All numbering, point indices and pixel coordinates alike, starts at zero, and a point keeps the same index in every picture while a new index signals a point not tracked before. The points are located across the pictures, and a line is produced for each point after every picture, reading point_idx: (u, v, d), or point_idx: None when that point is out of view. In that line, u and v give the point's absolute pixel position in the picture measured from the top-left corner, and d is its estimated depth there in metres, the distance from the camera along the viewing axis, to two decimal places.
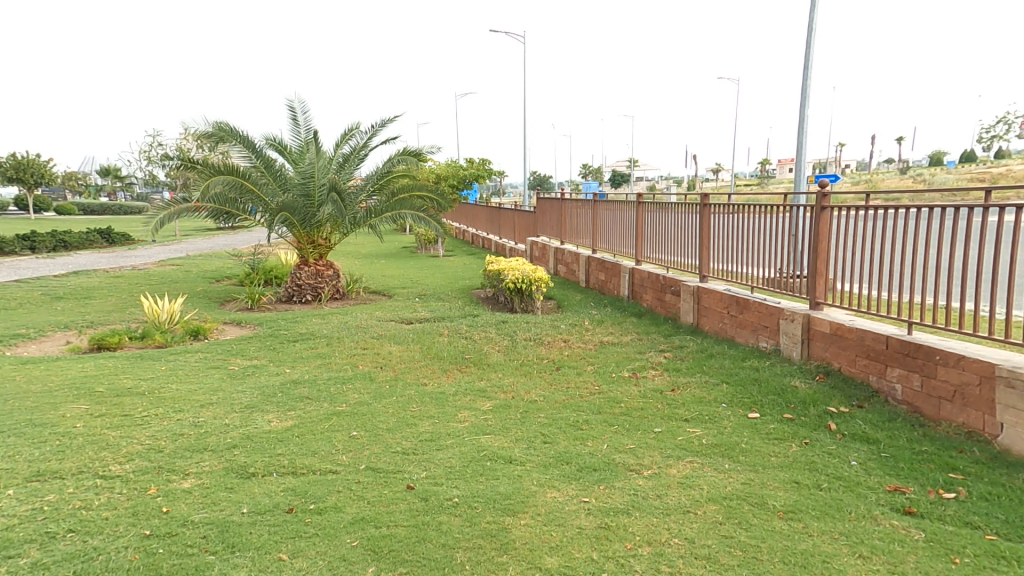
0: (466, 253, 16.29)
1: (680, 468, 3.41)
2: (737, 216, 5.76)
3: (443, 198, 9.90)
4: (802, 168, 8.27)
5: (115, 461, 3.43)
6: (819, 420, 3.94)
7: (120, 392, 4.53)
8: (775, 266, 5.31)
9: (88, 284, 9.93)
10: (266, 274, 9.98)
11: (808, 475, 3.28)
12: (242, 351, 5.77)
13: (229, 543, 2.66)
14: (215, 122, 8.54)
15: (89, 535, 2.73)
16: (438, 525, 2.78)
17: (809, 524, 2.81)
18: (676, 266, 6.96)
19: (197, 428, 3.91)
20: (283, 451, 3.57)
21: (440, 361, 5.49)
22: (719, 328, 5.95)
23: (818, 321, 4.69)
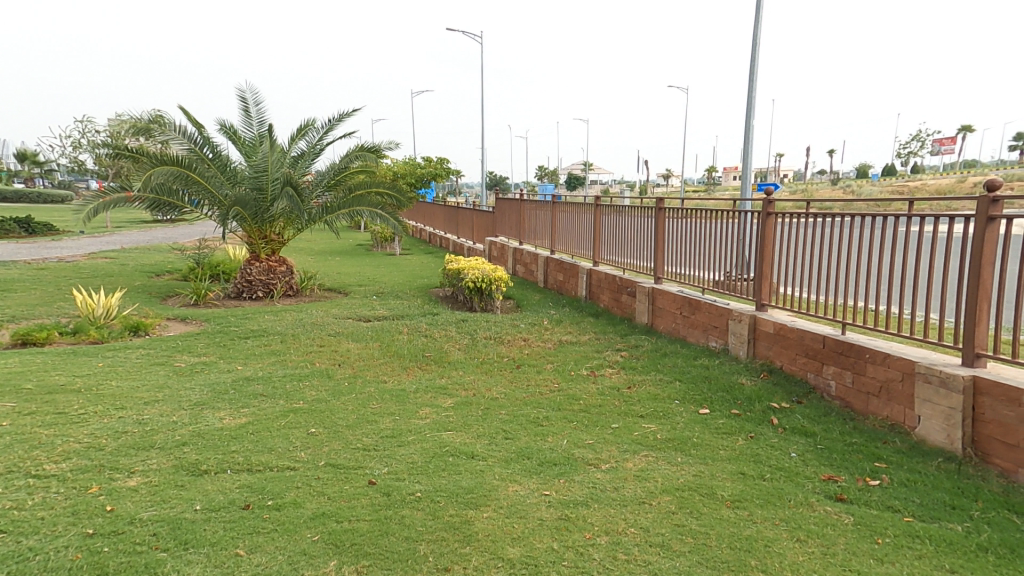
0: (425, 252, 16.13)
1: (635, 462, 3.52)
2: (689, 221, 6.01)
3: (403, 197, 9.78)
4: (747, 177, 8.75)
5: (49, 460, 3.17)
6: (763, 416, 4.19)
7: (53, 389, 4.18)
8: (725, 270, 5.58)
9: (10, 276, 9.09)
10: (213, 269, 9.43)
11: (753, 466, 3.48)
12: (189, 348, 5.47)
13: (182, 540, 2.52)
14: (155, 112, 8.03)
15: (24, 535, 2.52)
16: (400, 519, 2.75)
17: (753, 512, 2.98)
18: (632, 268, 7.18)
19: (141, 426, 3.67)
20: (238, 448, 3.42)
21: (400, 359, 5.42)
22: (673, 328, 6.19)
23: (762, 321, 4.98)
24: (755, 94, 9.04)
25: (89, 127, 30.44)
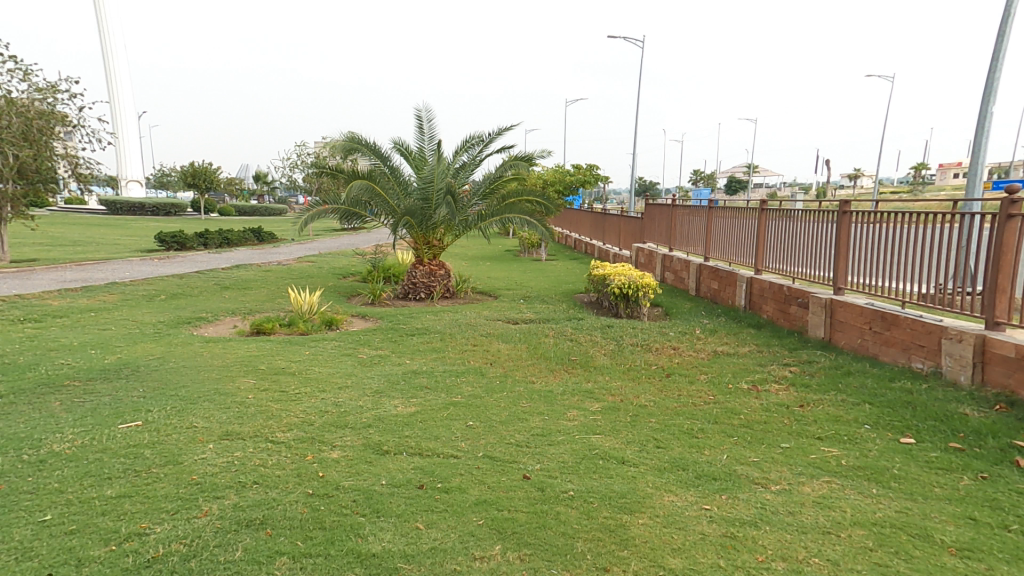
0: (568, 258, 16.34)
1: (815, 487, 3.16)
2: (885, 225, 5.22)
3: (553, 202, 10.11)
4: (977, 172, 7.26)
5: (279, 430, 3.81)
6: (1001, 454, 3.42)
7: (277, 369, 5.14)
8: (935, 282, 4.71)
9: (245, 276, 11.37)
10: (386, 272, 10.79)
11: (987, 512, 2.87)
12: (369, 342, 6.30)
13: (375, 508, 2.86)
14: (348, 134, 9.43)
15: (270, 487, 3.04)
16: (555, 515, 2.83)
17: (991, 567, 2.45)
18: (805, 276, 6.45)
19: (338, 407, 4.29)
20: (409, 434, 3.83)
21: (547, 361, 5.58)
22: (858, 345, 5.40)
23: (997, 342, 4.08)
24: (995, 72, 7.47)
25: (304, 151, 36.84)
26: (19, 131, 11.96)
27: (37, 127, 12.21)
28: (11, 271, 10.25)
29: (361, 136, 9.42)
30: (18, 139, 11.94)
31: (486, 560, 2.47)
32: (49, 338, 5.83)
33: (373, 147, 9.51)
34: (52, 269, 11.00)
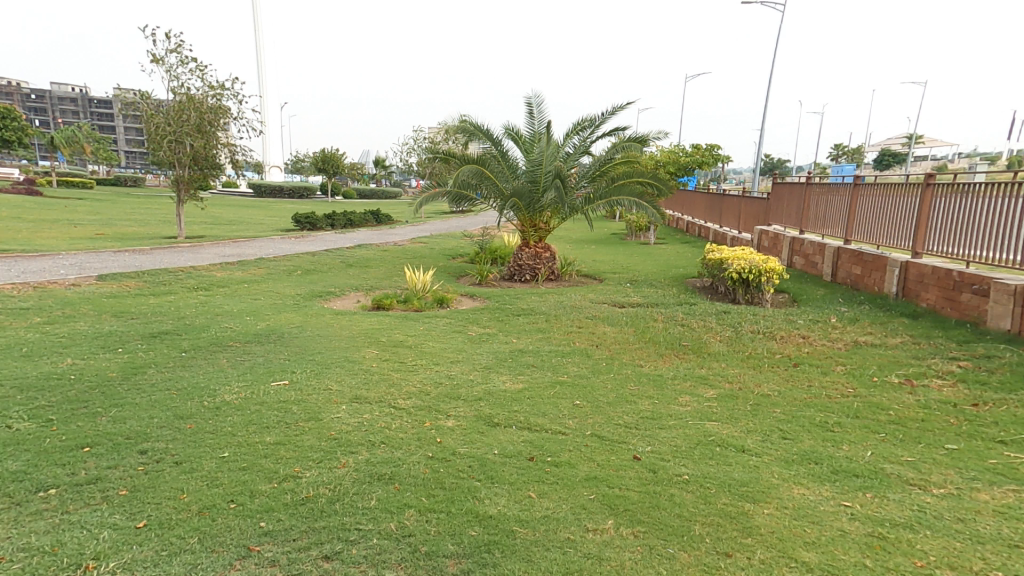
0: (680, 242, 15.68)
1: (993, 495, 2.78)
2: None
3: (663, 184, 9.79)
4: None
5: (400, 398, 3.87)
6: None
7: (396, 340, 5.55)
8: None
9: (366, 255, 12.41)
10: (492, 254, 11.20)
11: None
12: (477, 321, 6.59)
13: (488, 475, 2.83)
14: (462, 118, 9.78)
15: (395, 447, 3.04)
16: (669, 496, 2.74)
17: None
18: (986, 259, 5.56)
19: (450, 379, 4.43)
20: (518, 409, 3.85)
21: (656, 346, 5.45)
22: None
23: None
24: None
25: (421, 136, 38.99)
26: (195, 124, 13.95)
27: (209, 119, 14.14)
28: (184, 245, 12.06)
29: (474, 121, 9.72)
30: (194, 131, 13.96)
31: (599, 533, 2.40)
32: (216, 303, 6.75)
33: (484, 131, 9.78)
34: (217, 245, 12.82)
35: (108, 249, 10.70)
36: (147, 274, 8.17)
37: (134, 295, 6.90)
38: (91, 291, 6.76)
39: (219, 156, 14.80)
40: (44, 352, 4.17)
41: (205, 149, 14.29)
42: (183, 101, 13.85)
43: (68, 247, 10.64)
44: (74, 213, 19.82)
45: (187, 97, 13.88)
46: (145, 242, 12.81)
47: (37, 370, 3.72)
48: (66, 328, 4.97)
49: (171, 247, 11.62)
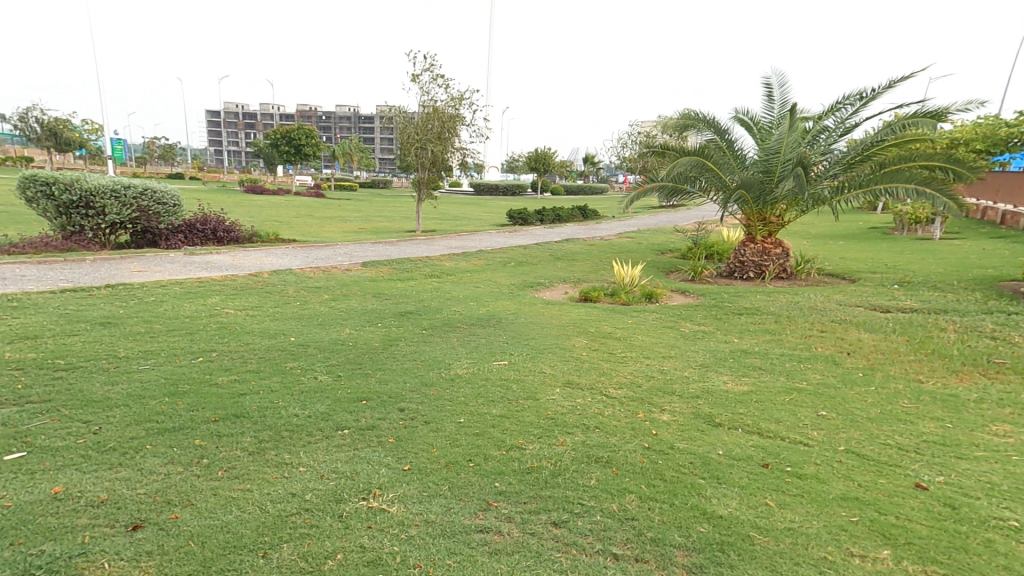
0: (982, 238, 12.72)
1: None
2: None
3: (962, 171, 7.93)
4: None
5: (611, 387, 4.00)
6: None
7: (604, 332, 5.69)
8: None
9: (572, 248, 13.09)
10: (708, 250, 10.81)
11: None
12: (690, 317, 6.42)
13: (714, 475, 2.76)
14: (685, 111, 9.56)
15: (610, 434, 3.18)
16: (987, 541, 2.31)
17: None
18: None
19: (662, 374, 4.39)
20: (744, 411, 3.64)
21: (943, 362, 4.65)
22: None
23: None
24: None
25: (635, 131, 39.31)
26: (437, 132, 16.29)
27: (447, 127, 16.30)
28: (421, 237, 14.27)
29: (698, 112, 9.42)
30: (435, 138, 16.28)
31: (870, 562, 2.16)
32: (446, 290, 7.79)
33: (710, 121, 9.40)
34: (449, 237, 14.94)
35: (368, 240, 13.35)
36: (395, 262, 9.86)
37: (388, 279, 8.38)
38: (358, 275, 8.43)
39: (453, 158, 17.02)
40: (335, 322, 5.37)
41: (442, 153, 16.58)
42: (430, 112, 16.17)
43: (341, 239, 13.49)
44: (344, 210, 25.11)
45: (432, 108, 16.16)
46: (392, 235, 15.52)
47: (329, 336, 4.82)
48: (346, 304, 6.30)
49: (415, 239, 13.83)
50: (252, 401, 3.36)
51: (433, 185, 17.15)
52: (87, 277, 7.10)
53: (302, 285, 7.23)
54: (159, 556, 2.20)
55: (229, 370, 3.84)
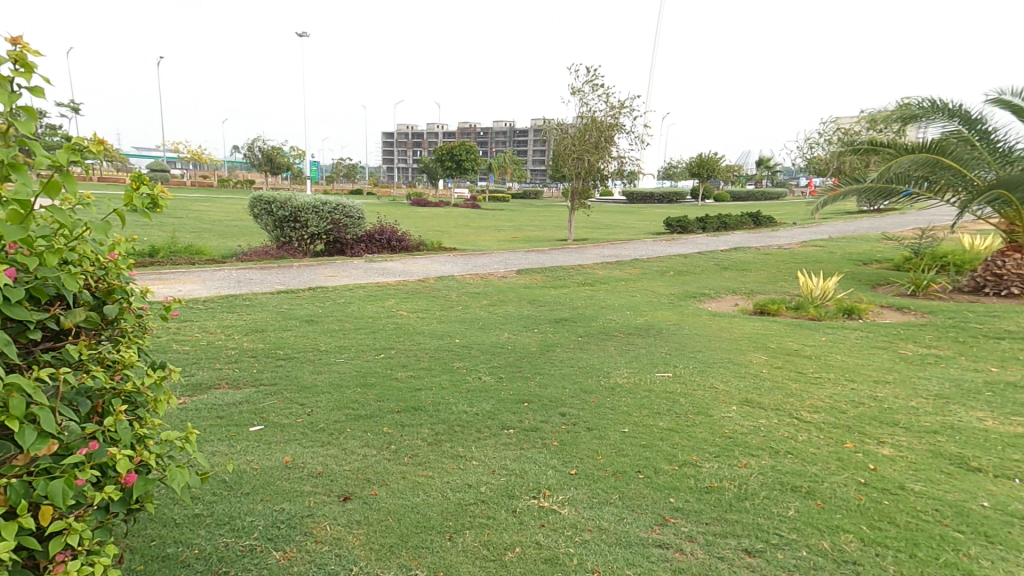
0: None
1: None
2: None
3: None
4: None
5: (805, 410, 3.81)
6: None
7: (789, 350, 5.39)
8: None
9: (747, 258, 12.66)
10: (942, 259, 10.41)
11: None
12: (912, 338, 5.98)
13: (980, 531, 2.46)
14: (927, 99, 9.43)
15: (807, 462, 3.05)
16: None
17: None
18: None
19: (876, 402, 4.03)
20: (1020, 458, 3.18)
21: None
22: None
23: None
24: None
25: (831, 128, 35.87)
26: (595, 142, 16.70)
27: (605, 136, 16.70)
28: (570, 246, 14.65)
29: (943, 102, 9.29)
30: (593, 148, 16.74)
31: None
32: (599, 299, 7.82)
33: (955, 111, 9.21)
34: (600, 245, 15.16)
35: (520, 248, 14.29)
36: (546, 271, 10.23)
37: (541, 286, 8.75)
38: (513, 283, 8.83)
39: (610, 167, 17.25)
40: (494, 326, 5.75)
41: (598, 163, 16.93)
42: (589, 123, 16.75)
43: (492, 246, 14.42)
44: (497, 220, 27.12)
45: (591, 119, 16.73)
46: (539, 243, 16.10)
47: (490, 338, 5.20)
48: (503, 310, 6.70)
49: (564, 248, 14.20)
50: (426, 396, 3.83)
51: (587, 195, 17.56)
52: (294, 280, 8.59)
53: (462, 290, 7.86)
54: (367, 526, 2.71)
55: (404, 366, 4.37)
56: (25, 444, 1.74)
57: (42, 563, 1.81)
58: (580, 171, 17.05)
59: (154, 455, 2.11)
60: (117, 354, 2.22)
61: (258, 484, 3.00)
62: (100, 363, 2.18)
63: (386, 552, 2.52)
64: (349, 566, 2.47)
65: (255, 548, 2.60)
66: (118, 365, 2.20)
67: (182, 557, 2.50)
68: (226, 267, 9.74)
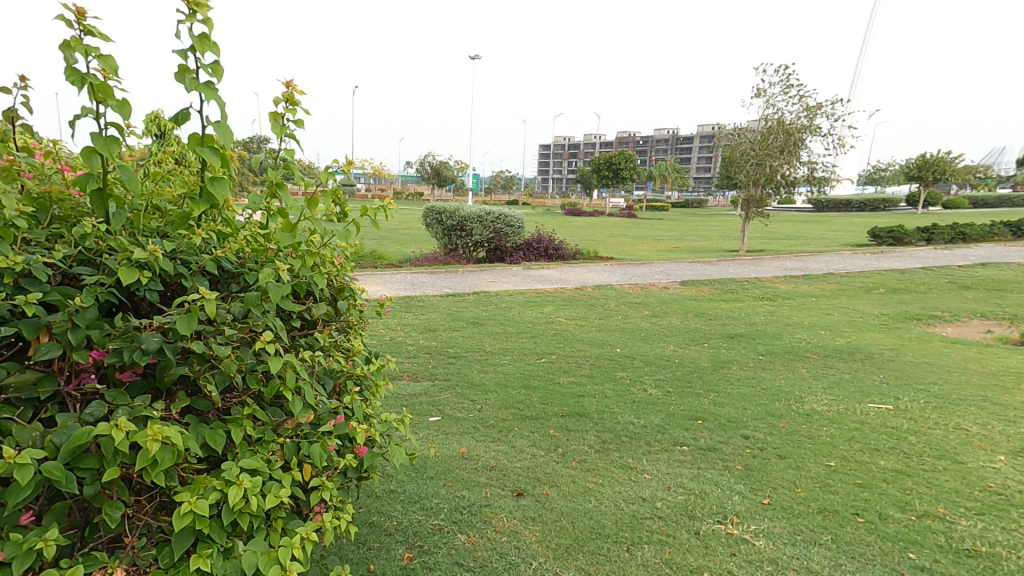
0: None
1: None
2: None
3: None
4: None
5: None
6: None
7: None
8: None
9: (998, 278, 12.49)
10: None
11: None
12: None
13: None
14: None
15: None
16: None
17: None
18: None
19: None
20: None
21: None
22: None
23: None
24: None
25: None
26: (780, 145, 17.46)
27: (793, 139, 17.31)
28: (747, 260, 16.06)
29: None
30: (777, 152, 17.51)
31: None
32: (782, 313, 9.26)
33: None
34: (773, 260, 16.35)
35: (688, 260, 15.73)
36: (714, 285, 11.86)
37: (708, 298, 10.41)
38: (679, 294, 10.73)
39: (795, 173, 17.79)
40: (657, 338, 6.88)
41: (783, 168, 17.67)
42: (774, 128, 17.58)
43: (658, 260, 16.15)
44: (659, 232, 28.85)
45: (777, 122, 17.56)
46: (711, 256, 17.48)
47: (655, 350, 6.20)
48: (665, 321, 8.12)
49: (733, 261, 15.86)
50: (589, 403, 4.42)
51: (764, 202, 18.40)
52: (460, 285, 11.13)
53: (620, 300, 9.82)
54: (541, 523, 2.92)
55: (568, 372, 5.14)
56: (297, 411, 2.16)
57: (304, 510, 2.29)
58: (758, 177, 18.02)
59: (379, 431, 2.55)
60: (349, 342, 2.68)
61: (440, 470, 3.44)
62: (338, 349, 2.63)
63: (564, 551, 2.70)
64: (529, 558, 2.67)
65: (443, 528, 2.93)
66: (351, 351, 2.67)
67: (385, 526, 2.94)
68: (403, 271, 12.64)
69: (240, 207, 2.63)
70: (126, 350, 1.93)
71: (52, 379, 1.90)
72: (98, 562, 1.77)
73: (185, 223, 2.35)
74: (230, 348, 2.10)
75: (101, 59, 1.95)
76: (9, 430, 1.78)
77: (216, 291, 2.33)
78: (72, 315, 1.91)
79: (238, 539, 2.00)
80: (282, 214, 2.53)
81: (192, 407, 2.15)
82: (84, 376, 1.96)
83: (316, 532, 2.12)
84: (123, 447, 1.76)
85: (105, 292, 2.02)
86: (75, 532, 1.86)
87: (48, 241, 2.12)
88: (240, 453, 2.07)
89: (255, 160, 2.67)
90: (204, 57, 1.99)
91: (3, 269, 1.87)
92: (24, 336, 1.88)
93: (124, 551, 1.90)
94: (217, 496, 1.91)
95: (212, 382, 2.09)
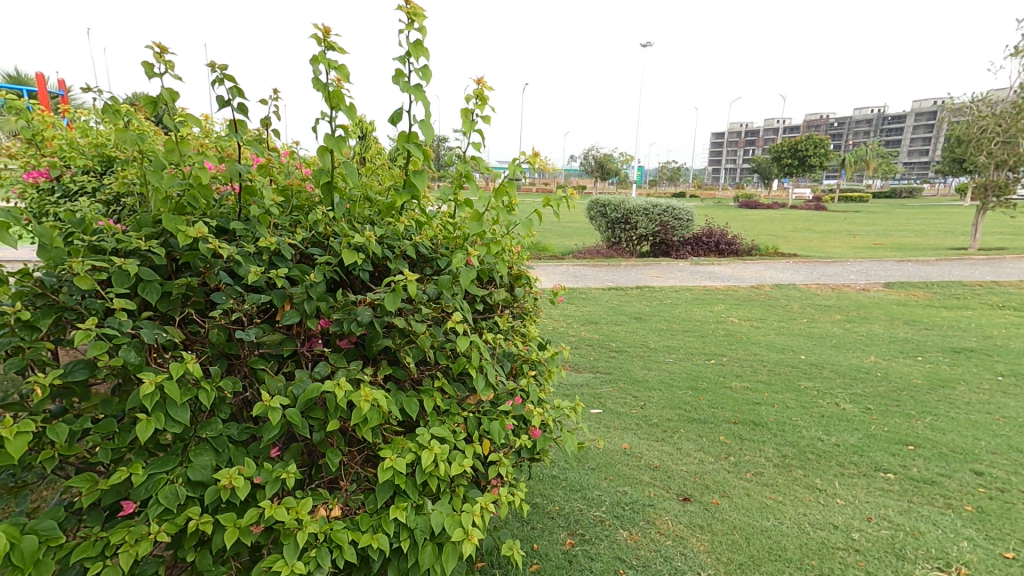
0: None
1: None
2: None
3: None
4: None
5: None
6: None
7: None
8: None
9: None
10: None
11: None
12: None
13: None
14: None
15: None
16: None
17: None
18: None
19: None
20: None
21: None
22: None
23: None
24: None
25: None
26: None
27: None
28: (984, 260, 13.18)
29: None
30: None
31: None
32: None
33: None
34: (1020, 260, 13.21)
35: (892, 259, 13.54)
36: (932, 288, 10.04)
37: (920, 304, 8.90)
38: (883, 298, 9.30)
39: None
40: (854, 347, 6.41)
41: None
42: None
43: (854, 257, 14.10)
44: (853, 226, 25.40)
45: None
46: (929, 254, 14.63)
47: (850, 361, 5.83)
48: (864, 328, 7.30)
49: (960, 261, 13.13)
50: (766, 413, 4.43)
51: (1008, 189, 14.83)
52: (621, 279, 11.08)
53: (802, 302, 8.86)
54: (709, 533, 2.92)
55: (740, 376, 5.30)
56: (480, 388, 2.28)
57: (482, 482, 2.46)
58: (1004, 157, 14.53)
59: (550, 416, 2.64)
60: (525, 328, 2.85)
61: (601, 463, 3.66)
62: (515, 333, 2.80)
63: (737, 566, 2.67)
64: (696, 567, 2.66)
65: (604, 520, 3.04)
66: (526, 337, 2.81)
67: (548, 509, 3.14)
68: (565, 263, 13.01)
69: (433, 198, 2.86)
70: (346, 321, 2.18)
71: (291, 341, 2.21)
72: (322, 498, 2.06)
73: (390, 212, 2.59)
74: (425, 326, 2.26)
75: (337, 69, 2.10)
76: (262, 378, 2.11)
77: (414, 273, 2.55)
78: (307, 288, 2.18)
79: (427, 498, 2.18)
80: (470, 206, 2.72)
81: (393, 375, 2.38)
82: (313, 341, 2.25)
83: (493, 503, 2.23)
84: (343, 404, 1.95)
85: (330, 270, 2.29)
86: (305, 469, 2.24)
87: (290, 226, 2.45)
88: (430, 422, 2.24)
89: (447, 156, 2.87)
90: (417, 62, 2.14)
91: (262, 247, 2.21)
92: (274, 303, 2.17)
93: (340, 491, 2.22)
94: (413, 457, 2.08)
95: (410, 354, 2.28)
